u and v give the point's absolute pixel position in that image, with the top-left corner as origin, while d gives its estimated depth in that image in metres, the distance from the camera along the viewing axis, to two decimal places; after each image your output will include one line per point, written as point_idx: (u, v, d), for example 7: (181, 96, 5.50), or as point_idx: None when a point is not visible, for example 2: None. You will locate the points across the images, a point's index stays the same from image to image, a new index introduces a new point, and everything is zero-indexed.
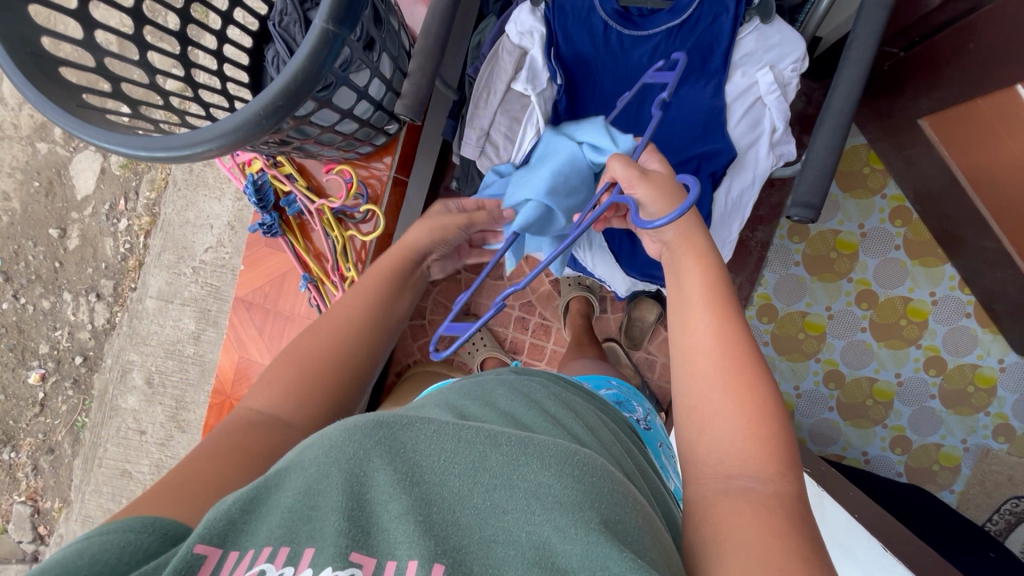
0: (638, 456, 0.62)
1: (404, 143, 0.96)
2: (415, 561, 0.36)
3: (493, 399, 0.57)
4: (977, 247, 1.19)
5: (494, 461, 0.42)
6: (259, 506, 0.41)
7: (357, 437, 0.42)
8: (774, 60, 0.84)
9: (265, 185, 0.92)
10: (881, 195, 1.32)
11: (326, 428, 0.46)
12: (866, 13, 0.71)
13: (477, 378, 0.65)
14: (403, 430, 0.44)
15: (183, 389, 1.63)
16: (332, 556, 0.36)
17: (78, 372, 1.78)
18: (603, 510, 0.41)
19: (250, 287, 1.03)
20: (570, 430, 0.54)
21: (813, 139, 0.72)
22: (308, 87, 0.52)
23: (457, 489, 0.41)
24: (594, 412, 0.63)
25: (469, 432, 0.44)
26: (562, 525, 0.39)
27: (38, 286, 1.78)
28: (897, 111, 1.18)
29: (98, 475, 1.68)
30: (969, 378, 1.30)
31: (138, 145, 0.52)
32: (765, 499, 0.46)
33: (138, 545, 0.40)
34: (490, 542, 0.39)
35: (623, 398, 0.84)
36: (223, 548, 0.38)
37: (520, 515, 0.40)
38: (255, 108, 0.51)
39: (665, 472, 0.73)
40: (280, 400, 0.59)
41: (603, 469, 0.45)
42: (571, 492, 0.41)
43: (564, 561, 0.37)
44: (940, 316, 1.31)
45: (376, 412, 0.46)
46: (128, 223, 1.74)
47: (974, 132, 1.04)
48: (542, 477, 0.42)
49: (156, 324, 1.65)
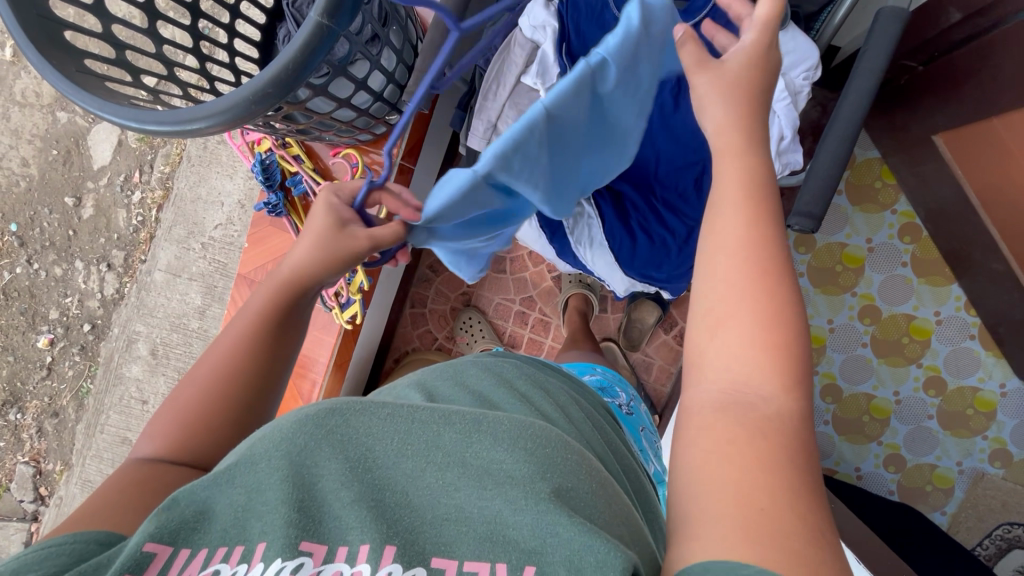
0: (612, 435, 0.62)
1: (414, 128, 0.95)
2: (366, 545, 0.37)
3: (463, 381, 0.60)
4: (987, 269, 1.18)
5: (447, 441, 0.44)
6: (210, 503, 0.42)
7: (305, 428, 0.45)
8: (788, 67, 0.81)
9: (273, 164, 0.93)
10: (891, 211, 1.31)
11: (278, 424, 0.47)
12: (881, 24, 0.70)
13: (454, 363, 0.67)
14: (356, 417, 0.46)
15: (186, 362, 1.66)
16: (282, 547, 0.37)
17: (85, 339, 1.81)
18: (555, 479, 0.42)
19: (252, 265, 1.04)
20: (539, 409, 0.55)
21: (819, 149, 0.71)
22: (302, 75, 0.51)
23: (409, 470, 0.42)
24: (567, 392, 0.65)
25: (423, 415, 0.46)
26: (512, 497, 0.40)
27: (52, 253, 1.82)
28: (911, 125, 1.16)
29: (100, 441, 1.72)
30: (968, 401, 1.28)
31: (129, 116, 0.53)
32: (760, 425, 0.45)
33: (60, 553, 0.43)
34: (443, 521, 0.39)
35: (606, 384, 0.84)
36: (173, 546, 0.39)
37: (472, 491, 0.41)
38: (247, 92, 0.51)
39: (646, 455, 0.75)
40: (167, 440, 0.58)
41: (558, 439, 0.45)
42: (523, 466, 0.42)
43: (514, 533, 0.38)
44: (943, 336, 1.29)
45: (329, 408, 0.47)
46: (141, 195, 1.77)
47: (990, 151, 1.03)
48: (496, 453, 0.43)
49: (163, 297, 1.68)
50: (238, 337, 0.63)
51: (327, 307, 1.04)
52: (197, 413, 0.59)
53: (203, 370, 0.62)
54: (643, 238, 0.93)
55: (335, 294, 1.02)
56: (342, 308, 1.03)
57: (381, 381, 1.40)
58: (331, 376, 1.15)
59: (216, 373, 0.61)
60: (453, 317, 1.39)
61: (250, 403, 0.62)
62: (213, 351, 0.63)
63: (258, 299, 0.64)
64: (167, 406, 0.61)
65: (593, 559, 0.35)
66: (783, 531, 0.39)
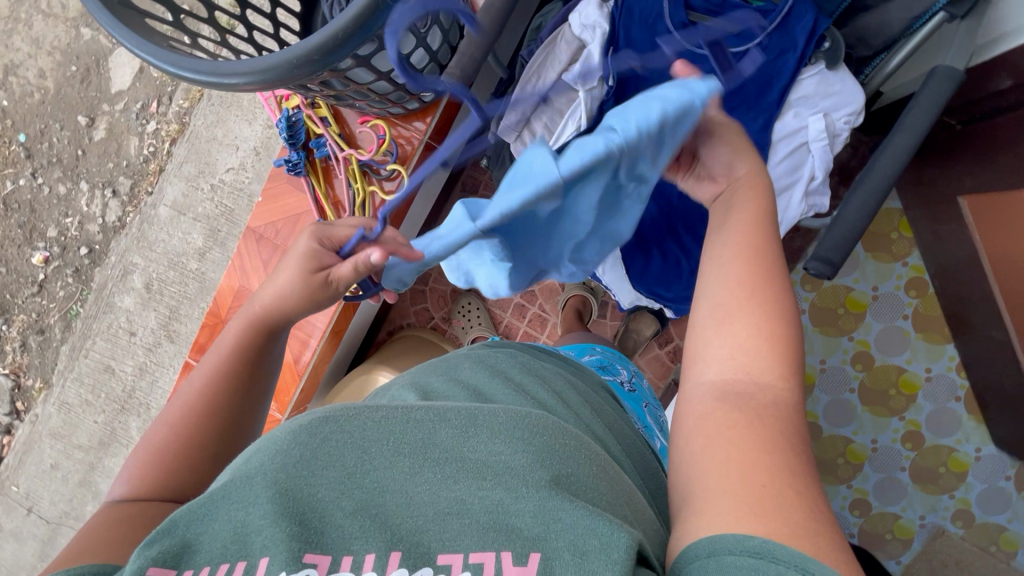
0: (610, 414, 0.64)
1: (447, 109, 0.93)
2: (372, 555, 0.38)
3: (456, 375, 0.61)
4: (985, 336, 1.18)
5: (444, 438, 0.46)
6: (205, 522, 0.41)
7: (300, 438, 0.45)
8: (830, 108, 0.80)
9: (298, 123, 0.91)
10: (902, 262, 1.31)
11: (269, 438, 0.48)
12: (931, 86, 0.70)
13: (451, 360, 0.67)
14: (349, 424, 0.46)
15: (179, 301, 1.63)
16: (285, 561, 0.37)
17: (80, 262, 1.80)
18: (555, 466, 0.44)
19: (264, 221, 1.03)
20: (535, 396, 0.57)
21: (848, 199, 0.71)
22: (348, 47, 0.50)
23: (407, 469, 0.44)
24: (562, 377, 0.65)
25: (417, 414, 0.47)
26: (513, 487, 0.42)
27: (58, 170, 1.80)
28: (938, 183, 1.16)
29: (83, 365, 1.72)
30: (942, 459, 1.30)
31: (166, 58, 0.52)
32: (760, 411, 0.45)
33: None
34: (445, 515, 0.41)
35: (605, 363, 0.87)
36: (176, 570, 0.39)
37: (470, 485, 0.42)
38: (290, 55, 0.50)
39: (651, 430, 0.76)
40: (139, 480, 0.54)
41: (556, 427, 0.47)
42: (521, 455, 0.44)
43: (517, 521, 0.40)
44: (930, 393, 1.31)
45: (321, 415, 0.48)
46: (156, 126, 1.74)
47: (1009, 221, 1.02)
48: (495, 445, 0.45)
49: (165, 232, 1.67)
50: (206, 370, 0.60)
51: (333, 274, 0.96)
52: (173, 450, 0.56)
53: (171, 410, 0.58)
54: (658, 254, 0.93)
55: None
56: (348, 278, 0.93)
57: (371, 351, 1.40)
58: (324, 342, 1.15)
59: (186, 407, 0.58)
60: (453, 300, 1.39)
61: (229, 432, 0.59)
62: (183, 390, 0.60)
63: (233, 332, 0.62)
64: (134, 453, 0.57)
65: (598, 543, 0.37)
66: (788, 506, 0.38)
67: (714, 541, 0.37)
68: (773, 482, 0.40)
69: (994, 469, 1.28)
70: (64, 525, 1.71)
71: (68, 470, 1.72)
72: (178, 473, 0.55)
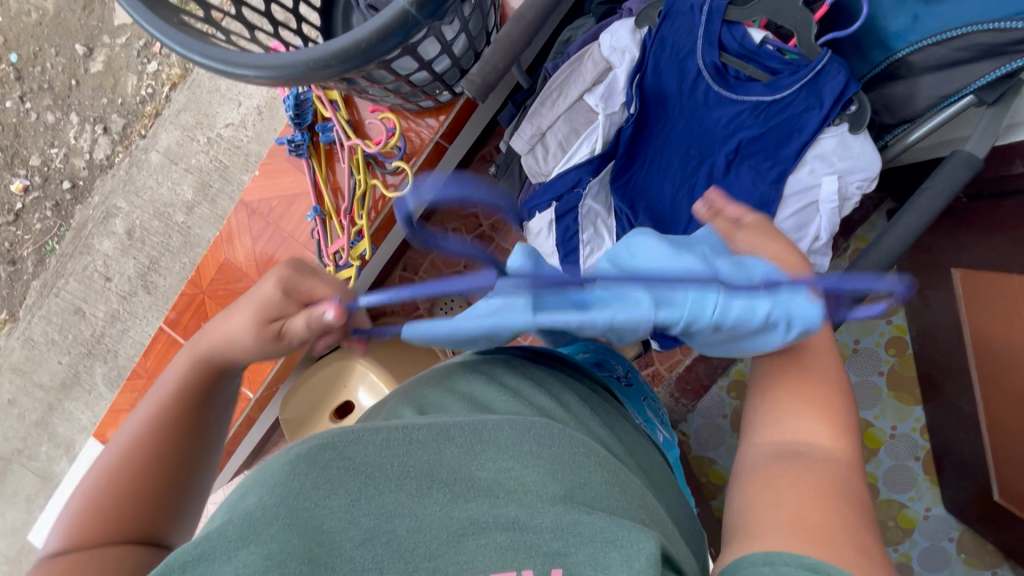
0: (611, 415, 0.65)
1: (461, 110, 0.91)
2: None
3: (450, 385, 0.61)
4: (954, 404, 1.21)
5: (450, 457, 0.47)
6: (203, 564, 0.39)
7: (298, 468, 0.44)
8: (845, 171, 0.78)
9: (305, 103, 0.87)
10: (886, 320, 1.34)
11: (267, 467, 0.47)
12: (947, 169, 0.70)
13: (442, 372, 0.65)
14: (350, 448, 0.46)
15: (160, 253, 1.58)
16: None
17: (62, 197, 1.73)
18: (567, 479, 0.46)
19: (260, 195, 1.00)
20: (533, 403, 0.57)
21: (851, 267, 0.71)
22: (369, 56, 0.49)
23: (414, 491, 0.44)
24: (560, 380, 0.65)
25: (420, 433, 0.48)
26: (528, 503, 0.44)
27: (48, 97, 1.73)
28: (936, 250, 1.17)
29: (53, 304, 1.68)
30: (892, 513, 1.33)
31: (175, 38, 0.50)
32: (810, 465, 0.47)
33: None
34: (461, 536, 0.42)
35: (600, 360, 0.82)
36: None
37: (483, 502, 0.45)
38: (308, 57, 0.49)
39: (652, 424, 0.77)
40: (75, 530, 0.51)
41: (565, 438, 0.49)
42: (532, 469, 0.47)
43: (536, 537, 0.42)
44: (892, 450, 1.34)
45: (319, 440, 0.47)
46: (157, 67, 1.67)
47: (995, 299, 1.03)
48: (503, 461, 0.47)
49: (154, 180, 1.61)
50: (149, 409, 0.58)
51: (322, 263, 0.92)
52: (115, 491, 0.53)
53: (111, 454, 0.55)
54: None
55: (334, 252, 0.90)
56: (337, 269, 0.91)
57: None
58: None
59: (132, 445, 0.56)
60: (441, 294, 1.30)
61: (179, 465, 0.57)
62: (123, 433, 0.57)
63: (178, 370, 0.60)
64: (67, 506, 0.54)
65: (619, 555, 0.40)
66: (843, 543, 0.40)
67: (768, 553, 0.39)
68: (824, 521, 0.41)
69: (940, 530, 1.31)
70: (15, 463, 1.68)
71: (26, 408, 1.68)
72: (125, 513, 0.52)
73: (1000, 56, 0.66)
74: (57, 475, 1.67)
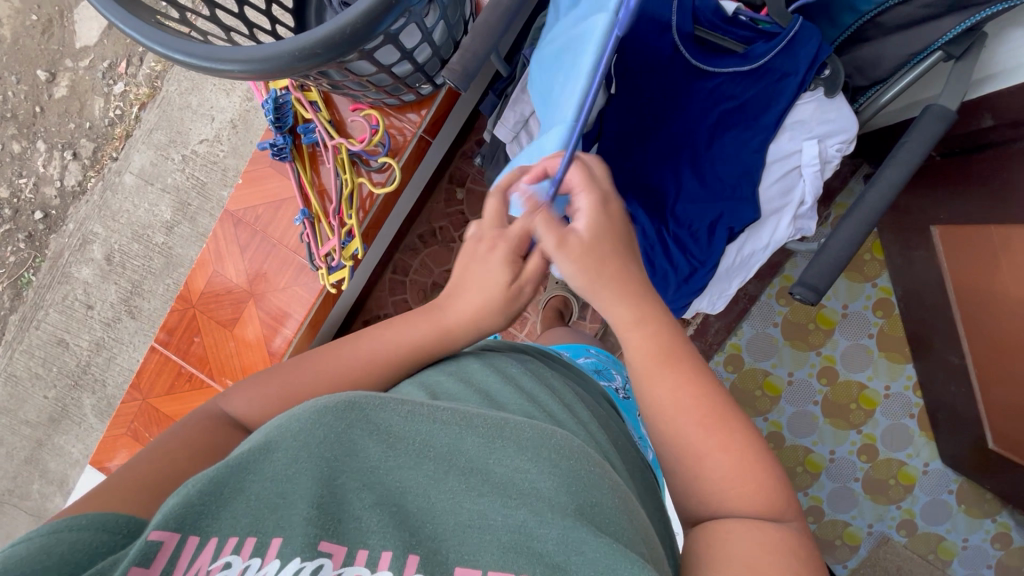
0: (616, 430, 0.65)
1: (443, 102, 0.90)
2: (389, 552, 0.40)
3: (466, 375, 0.61)
4: (943, 358, 1.24)
5: (470, 446, 0.47)
6: (220, 491, 0.42)
7: (324, 418, 0.47)
8: (825, 134, 0.80)
9: (285, 106, 0.86)
10: (872, 284, 1.37)
11: (299, 408, 0.49)
12: (923, 124, 0.72)
13: (459, 357, 0.66)
14: (376, 413, 0.48)
15: (141, 276, 1.54)
16: (302, 546, 0.39)
17: (34, 228, 1.69)
18: (580, 494, 0.44)
19: (244, 204, 0.98)
20: (544, 407, 0.57)
21: (840, 225, 0.72)
22: (354, 44, 0.50)
23: (432, 473, 0.45)
24: (570, 390, 0.66)
25: (444, 415, 0.49)
26: (537, 510, 0.43)
27: (12, 126, 1.68)
28: (915, 210, 1.20)
29: (34, 337, 1.63)
30: (892, 472, 1.36)
31: (152, 37, 0.49)
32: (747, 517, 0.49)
33: (80, 540, 0.42)
34: (466, 527, 0.42)
35: (601, 367, 0.86)
36: (179, 534, 0.40)
37: (496, 499, 0.44)
38: (292, 47, 0.48)
39: (644, 441, 0.76)
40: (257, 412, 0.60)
41: (581, 452, 0.48)
42: (548, 479, 0.45)
43: (541, 545, 0.41)
44: (887, 410, 1.37)
45: (348, 398, 0.49)
46: (125, 88, 1.64)
47: (976, 251, 1.06)
48: (520, 462, 0.46)
49: (130, 203, 1.58)
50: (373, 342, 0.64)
51: (314, 266, 0.91)
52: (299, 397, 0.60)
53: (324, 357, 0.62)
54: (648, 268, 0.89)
55: (324, 254, 0.89)
56: (329, 272, 0.90)
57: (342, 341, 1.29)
58: (301, 334, 0.99)
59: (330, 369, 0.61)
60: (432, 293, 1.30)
61: None
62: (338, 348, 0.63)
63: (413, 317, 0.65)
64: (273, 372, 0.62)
65: None
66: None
67: None
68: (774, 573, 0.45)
69: (939, 483, 1.34)
70: (6, 503, 1.63)
71: (14, 447, 1.63)
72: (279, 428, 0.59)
73: (969, 7, 0.66)
74: (51, 512, 1.62)
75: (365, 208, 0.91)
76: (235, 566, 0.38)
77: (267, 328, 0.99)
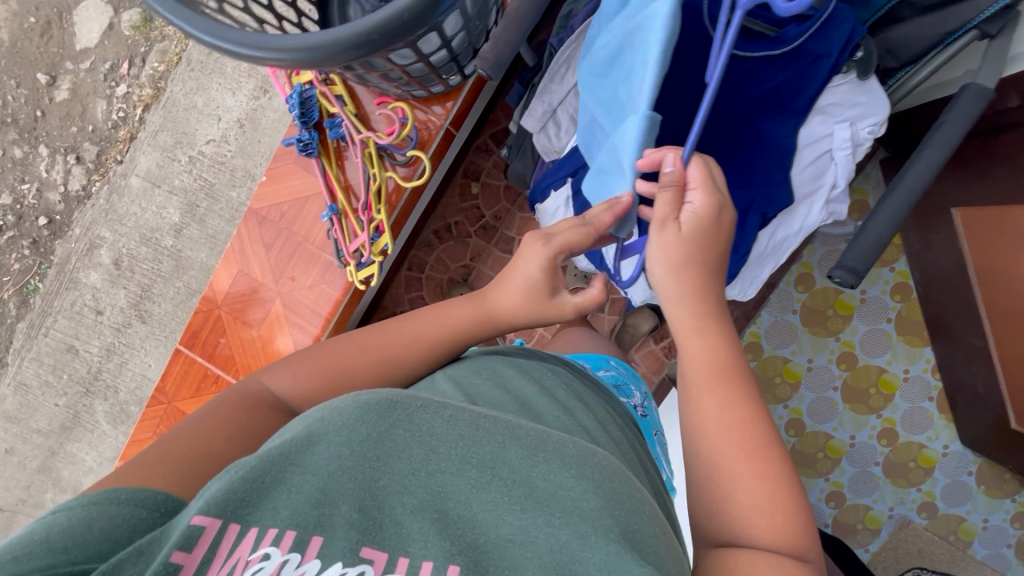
0: (640, 451, 0.64)
1: (467, 94, 0.90)
2: (429, 562, 0.39)
3: (503, 380, 0.60)
4: (964, 340, 1.24)
5: (513, 455, 0.45)
6: (263, 481, 0.41)
7: (367, 417, 0.46)
8: (855, 117, 0.81)
9: (310, 100, 0.85)
10: (889, 268, 1.38)
11: (342, 400, 0.49)
12: (959, 104, 0.72)
13: (495, 360, 0.65)
14: (419, 415, 0.47)
15: (151, 279, 1.52)
16: (343, 550, 0.39)
17: (39, 234, 1.66)
18: (624, 517, 0.42)
19: (268, 201, 0.97)
20: (582, 425, 0.56)
21: (880, 205, 0.72)
22: (405, 31, 0.49)
23: (474, 481, 0.43)
24: (604, 408, 0.65)
25: (486, 422, 0.47)
26: (580, 532, 0.40)
27: (13, 131, 1.66)
28: (935, 194, 1.19)
29: (43, 345, 1.60)
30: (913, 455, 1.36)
31: (200, 28, 0.48)
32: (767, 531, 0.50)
33: (116, 513, 0.42)
34: (507, 543, 0.40)
35: (620, 382, 0.85)
36: (221, 520, 0.39)
37: (539, 516, 0.41)
38: (345, 34, 0.48)
39: (660, 463, 0.77)
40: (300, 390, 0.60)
41: (621, 473, 0.45)
42: (592, 497, 0.42)
43: (581, 568, 0.39)
44: (906, 394, 1.37)
45: (391, 395, 0.48)
46: (127, 89, 1.62)
47: (998, 232, 1.06)
48: (563, 478, 0.43)
49: (137, 206, 1.56)
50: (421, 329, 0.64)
51: (341, 262, 0.91)
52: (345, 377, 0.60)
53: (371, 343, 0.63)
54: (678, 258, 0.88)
55: (353, 251, 0.89)
56: (356, 268, 0.90)
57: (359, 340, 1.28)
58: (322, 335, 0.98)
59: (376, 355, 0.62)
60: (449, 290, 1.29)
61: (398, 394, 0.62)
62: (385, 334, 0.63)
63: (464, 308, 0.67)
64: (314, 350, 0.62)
65: None
66: None
67: None
68: None
69: (960, 465, 1.35)
70: (20, 513, 1.61)
71: (25, 456, 1.61)
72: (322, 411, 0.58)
73: None
74: None
75: (393, 204, 0.90)
76: (273, 561, 0.38)
77: (290, 327, 0.98)
